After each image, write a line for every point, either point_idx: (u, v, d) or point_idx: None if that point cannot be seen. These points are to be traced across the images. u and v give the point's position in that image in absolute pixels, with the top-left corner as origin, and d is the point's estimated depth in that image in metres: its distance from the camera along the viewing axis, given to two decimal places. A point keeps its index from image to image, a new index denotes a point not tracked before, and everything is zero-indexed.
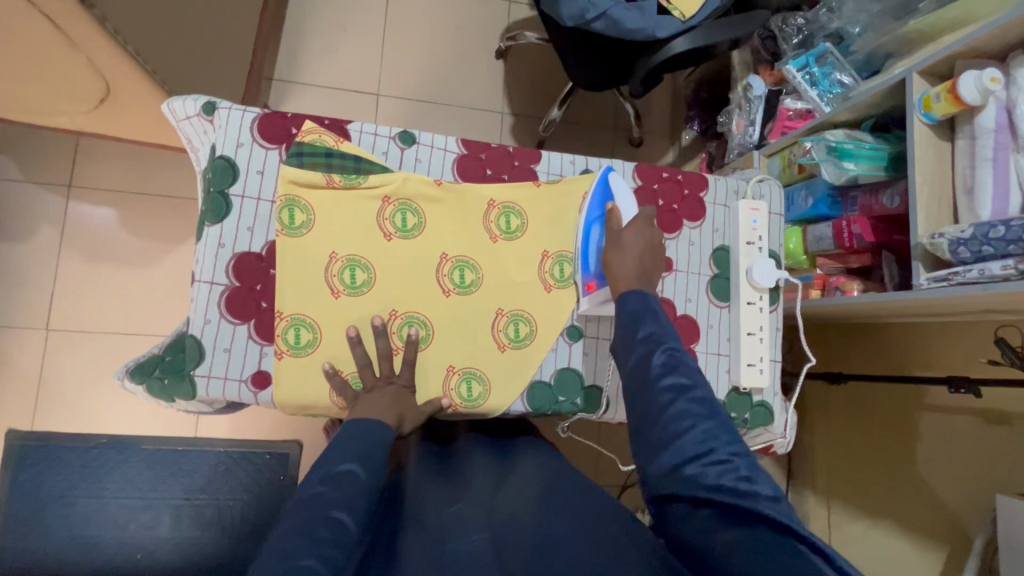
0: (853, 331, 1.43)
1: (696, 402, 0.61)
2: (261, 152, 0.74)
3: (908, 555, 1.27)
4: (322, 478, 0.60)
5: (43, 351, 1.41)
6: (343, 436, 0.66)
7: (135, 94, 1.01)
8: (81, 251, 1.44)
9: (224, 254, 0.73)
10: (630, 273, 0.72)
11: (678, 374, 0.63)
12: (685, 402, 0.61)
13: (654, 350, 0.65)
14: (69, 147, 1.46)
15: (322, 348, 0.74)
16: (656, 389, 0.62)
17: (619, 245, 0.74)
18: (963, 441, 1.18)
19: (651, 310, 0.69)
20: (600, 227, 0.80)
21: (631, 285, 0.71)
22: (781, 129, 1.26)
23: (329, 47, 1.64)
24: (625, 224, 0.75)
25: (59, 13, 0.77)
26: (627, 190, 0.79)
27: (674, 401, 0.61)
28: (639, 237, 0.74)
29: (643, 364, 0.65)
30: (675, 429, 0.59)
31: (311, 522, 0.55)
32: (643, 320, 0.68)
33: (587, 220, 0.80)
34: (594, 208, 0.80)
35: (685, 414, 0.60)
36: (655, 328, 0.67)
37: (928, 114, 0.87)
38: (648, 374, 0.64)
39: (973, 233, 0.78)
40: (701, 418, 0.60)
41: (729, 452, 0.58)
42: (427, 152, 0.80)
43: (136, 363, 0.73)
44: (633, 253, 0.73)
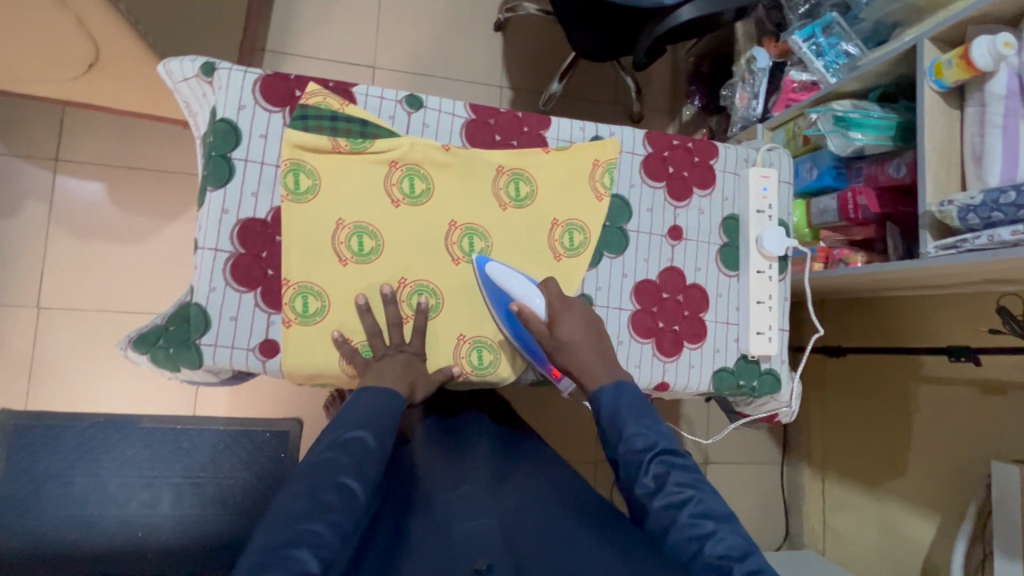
0: (852, 305, 1.44)
1: (696, 517, 0.57)
2: (264, 115, 0.72)
3: (903, 524, 1.31)
4: (331, 443, 0.60)
5: (36, 330, 1.38)
6: (354, 405, 0.66)
7: (126, 58, 0.97)
8: (71, 227, 1.41)
9: (228, 221, 0.71)
10: (592, 361, 0.70)
11: (670, 487, 0.60)
12: (686, 519, 0.58)
13: (643, 463, 0.62)
14: (55, 118, 1.41)
15: (330, 318, 0.73)
16: (653, 511, 0.60)
17: (561, 343, 0.70)
18: (961, 411, 1.20)
19: (634, 412, 0.65)
20: (514, 320, 0.75)
21: (599, 382, 0.68)
22: (785, 101, 1.25)
23: (323, 17, 1.59)
24: (548, 319, 0.72)
25: None
26: (512, 279, 0.74)
27: (673, 520, 0.58)
28: (573, 323, 0.71)
29: (634, 482, 0.62)
30: (683, 554, 0.56)
31: (319, 486, 0.55)
32: (625, 427, 0.65)
33: (509, 325, 0.76)
34: (501, 307, 0.76)
35: (688, 532, 0.57)
36: (642, 433, 0.64)
37: (939, 81, 0.87)
38: (642, 493, 0.61)
39: (984, 200, 0.79)
40: (704, 536, 0.56)
41: (744, 573, 0.54)
42: (434, 117, 0.78)
43: (139, 333, 0.71)
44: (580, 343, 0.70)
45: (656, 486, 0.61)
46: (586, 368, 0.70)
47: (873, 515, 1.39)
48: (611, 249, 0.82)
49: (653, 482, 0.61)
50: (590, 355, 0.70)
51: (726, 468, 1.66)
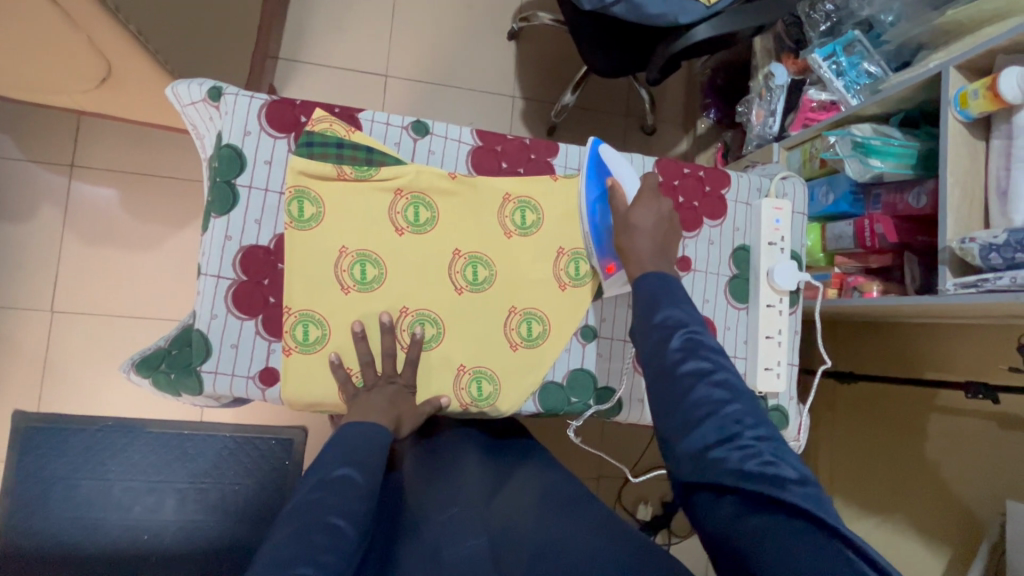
0: (862, 328, 1.42)
1: (718, 383, 0.57)
2: (270, 141, 0.72)
3: (906, 550, 1.29)
4: (318, 483, 0.60)
5: (49, 333, 1.40)
6: (339, 438, 0.66)
7: (138, 75, 0.98)
8: (84, 232, 1.43)
9: (231, 248, 0.70)
10: (645, 255, 0.70)
11: (696, 358, 0.59)
12: (705, 387, 0.57)
13: (673, 334, 0.61)
14: (71, 125, 1.42)
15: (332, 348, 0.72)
16: (676, 377, 0.58)
17: (629, 224, 0.71)
18: (976, 444, 1.16)
19: (670, 297, 0.65)
20: (602, 207, 0.77)
21: (646, 268, 0.68)
22: (803, 120, 1.22)
23: (337, 26, 1.59)
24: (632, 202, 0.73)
25: None
26: (624, 165, 0.78)
27: (692, 385, 0.57)
28: (648, 212, 0.72)
29: (661, 348, 0.61)
30: (694, 413, 0.55)
31: (308, 525, 0.54)
32: (661, 305, 0.64)
33: (590, 207, 0.77)
34: (593, 190, 0.77)
35: (706, 398, 0.56)
36: (673, 315, 0.63)
37: (964, 112, 0.84)
38: (666, 360, 0.60)
39: (1008, 239, 0.76)
40: (722, 400, 0.56)
41: (754, 436, 0.53)
42: (440, 144, 0.77)
43: (141, 356, 0.72)
44: (646, 233, 0.70)
45: (683, 356, 0.59)
46: (638, 257, 0.70)
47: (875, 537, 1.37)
48: None
49: (680, 351, 0.60)
50: (648, 248, 0.70)
51: None
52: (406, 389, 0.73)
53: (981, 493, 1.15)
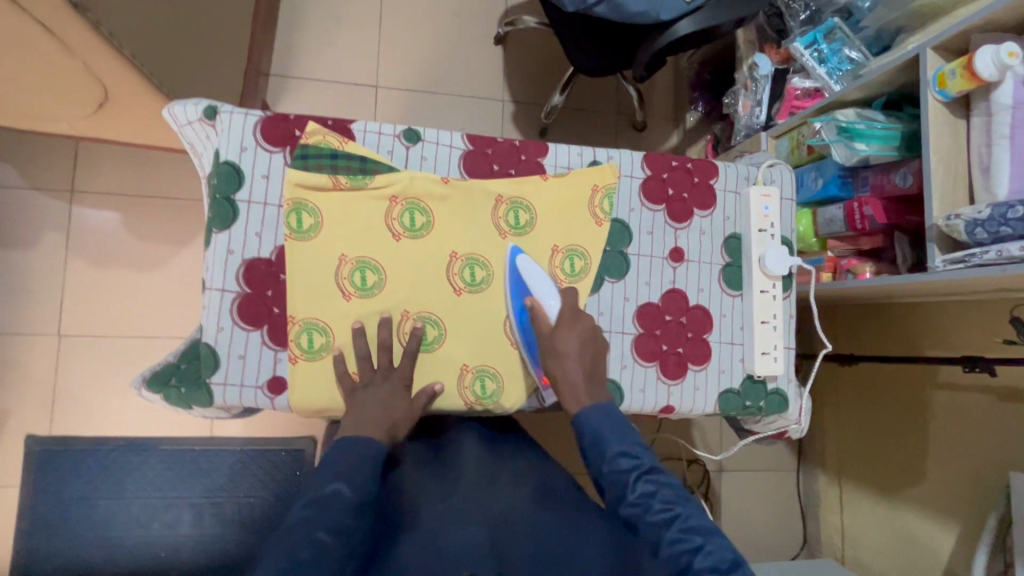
0: (860, 312, 1.43)
1: (681, 531, 0.61)
2: (266, 155, 0.74)
3: (921, 529, 1.30)
4: (308, 501, 0.61)
5: (57, 357, 1.42)
6: (340, 449, 0.67)
7: (134, 100, 1.00)
8: (88, 256, 1.45)
9: (234, 261, 0.72)
10: (578, 384, 0.72)
11: (655, 501, 0.63)
12: (669, 530, 0.61)
13: (629, 482, 0.65)
14: (69, 152, 1.45)
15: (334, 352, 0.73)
16: (642, 525, 0.62)
17: (557, 351, 0.72)
18: (978, 417, 1.18)
19: (620, 433, 0.68)
20: (525, 320, 0.77)
21: (581, 403, 0.71)
22: (788, 108, 1.24)
23: (326, 41, 1.62)
24: (555, 322, 0.74)
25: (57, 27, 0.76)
26: (540, 275, 0.76)
27: (658, 538, 0.61)
28: (572, 337, 0.73)
29: (622, 498, 0.65)
30: (669, 558, 0.60)
31: (295, 545, 0.57)
32: (609, 449, 0.67)
33: (518, 319, 0.77)
34: (516, 300, 0.77)
35: (676, 546, 0.60)
36: (627, 452, 0.67)
37: (944, 91, 0.85)
38: (629, 510, 0.64)
39: (991, 214, 0.77)
40: (690, 546, 0.60)
41: (730, 574, 0.58)
42: (433, 150, 0.79)
43: (152, 372, 0.74)
44: (575, 359, 0.72)
45: (641, 503, 0.63)
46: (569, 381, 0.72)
47: (891, 519, 1.38)
48: (612, 273, 0.82)
49: (638, 500, 0.64)
50: (579, 372, 0.72)
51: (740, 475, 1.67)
52: (401, 383, 0.73)
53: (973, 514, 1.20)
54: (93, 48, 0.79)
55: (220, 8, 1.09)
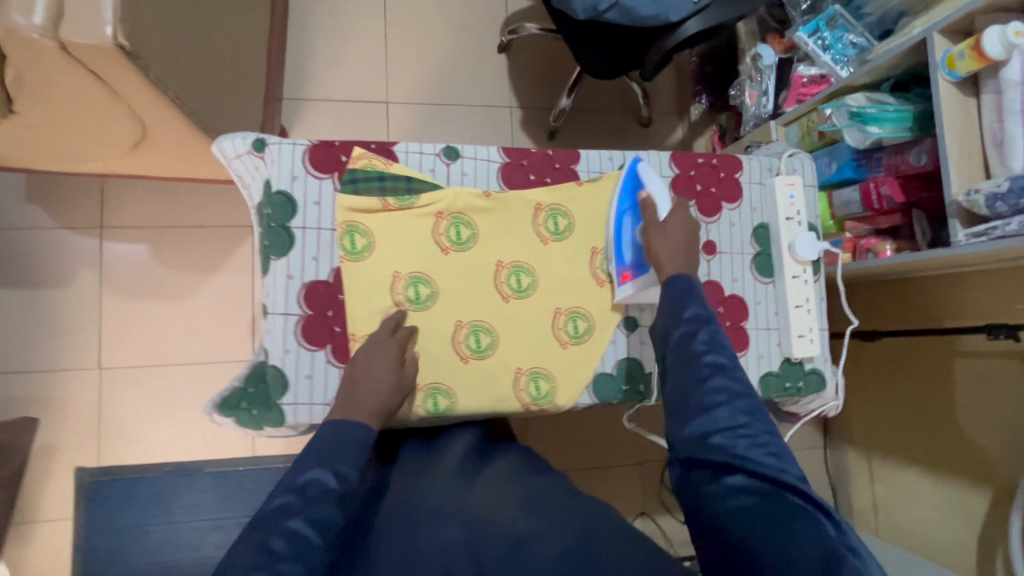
0: (880, 287, 1.47)
1: (732, 378, 0.65)
2: (316, 182, 0.77)
3: (954, 496, 1.33)
4: (290, 488, 0.61)
5: (99, 391, 1.45)
6: (322, 438, 0.66)
7: (170, 137, 1.03)
8: (122, 289, 1.48)
9: (294, 286, 0.76)
10: (673, 260, 0.76)
11: (717, 352, 0.67)
12: (722, 379, 0.65)
13: (697, 328, 0.69)
14: (96, 190, 1.49)
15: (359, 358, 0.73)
16: (697, 365, 0.66)
17: (658, 230, 0.78)
18: (1001, 383, 1.21)
19: (697, 290, 0.73)
20: (632, 217, 0.83)
21: (675, 269, 0.74)
22: (796, 96, 1.27)
23: (335, 62, 1.65)
24: (664, 217, 0.79)
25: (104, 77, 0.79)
26: (657, 179, 0.82)
27: (710, 375, 0.66)
28: (679, 225, 0.78)
29: (687, 338, 0.69)
30: (711, 401, 0.63)
31: (269, 533, 0.57)
32: (687, 302, 0.72)
33: (618, 217, 0.83)
34: (624, 200, 0.83)
35: (720, 388, 0.64)
36: (697, 312, 0.71)
37: (952, 72, 0.89)
38: (691, 350, 0.68)
39: (1010, 187, 0.81)
40: (733, 393, 0.64)
41: (758, 429, 0.62)
42: (472, 165, 0.82)
43: (221, 397, 0.77)
44: (674, 240, 0.77)
45: (706, 349, 0.68)
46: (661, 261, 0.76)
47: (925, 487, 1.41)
48: None
49: (703, 344, 0.68)
50: (676, 250, 0.75)
51: None
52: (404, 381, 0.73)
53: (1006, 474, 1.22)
54: (141, 92, 0.83)
55: (242, 40, 1.12)
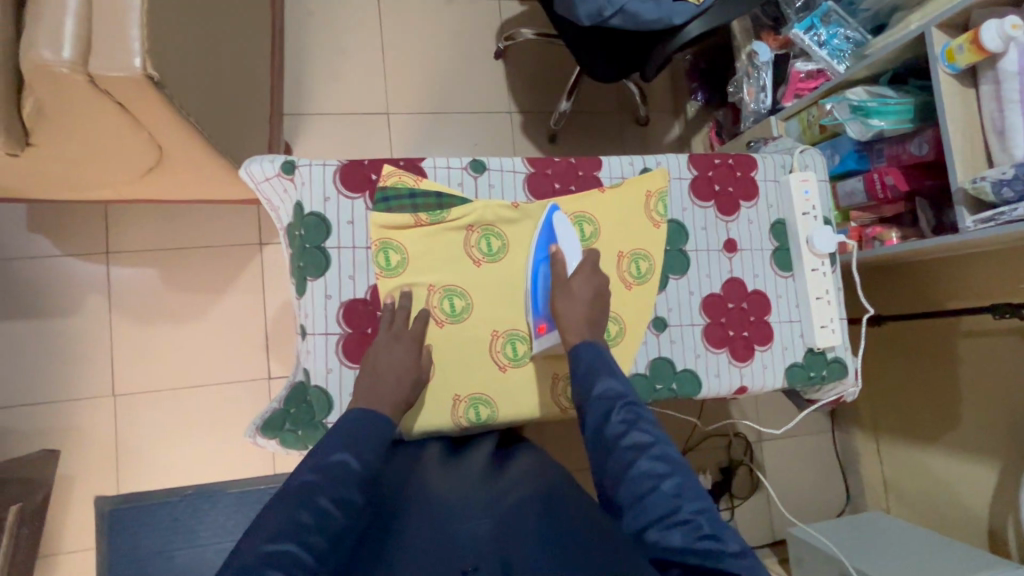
0: (883, 272, 1.51)
1: (656, 459, 0.61)
2: (348, 202, 0.78)
3: (965, 471, 1.37)
4: (317, 465, 0.60)
5: (114, 418, 1.44)
6: (351, 420, 0.66)
7: (185, 161, 1.03)
8: (132, 314, 1.47)
9: (333, 305, 0.77)
10: (579, 323, 0.75)
11: (637, 429, 0.64)
12: (645, 461, 0.62)
13: (614, 408, 0.66)
14: (100, 216, 1.47)
15: (392, 359, 0.73)
16: (617, 451, 0.63)
17: (568, 289, 0.77)
18: (1006, 358, 1.25)
19: (605, 368, 0.70)
20: (545, 268, 0.81)
21: (583, 338, 0.74)
22: (795, 91, 1.31)
23: (333, 75, 1.65)
24: (572, 274, 0.79)
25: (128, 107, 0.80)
26: (571, 235, 0.83)
27: (633, 459, 0.62)
28: (588, 285, 0.78)
29: (602, 422, 0.65)
30: (636, 490, 0.60)
31: (296, 505, 0.57)
32: (598, 379, 0.69)
33: (536, 261, 0.81)
34: (539, 250, 0.81)
35: (646, 472, 0.61)
36: (611, 386, 0.68)
37: (952, 65, 0.92)
38: (609, 435, 0.64)
39: (1016, 174, 0.84)
40: (660, 475, 0.61)
41: (693, 509, 0.58)
42: (498, 177, 0.84)
43: (262, 419, 0.78)
44: (582, 301, 0.76)
45: (624, 429, 0.64)
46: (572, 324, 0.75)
47: (935, 464, 1.45)
48: (675, 271, 0.88)
49: (621, 425, 0.65)
50: (583, 315, 0.75)
51: (781, 444, 1.73)
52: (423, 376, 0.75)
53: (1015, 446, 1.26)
54: (162, 119, 0.83)
55: (248, 61, 1.12)
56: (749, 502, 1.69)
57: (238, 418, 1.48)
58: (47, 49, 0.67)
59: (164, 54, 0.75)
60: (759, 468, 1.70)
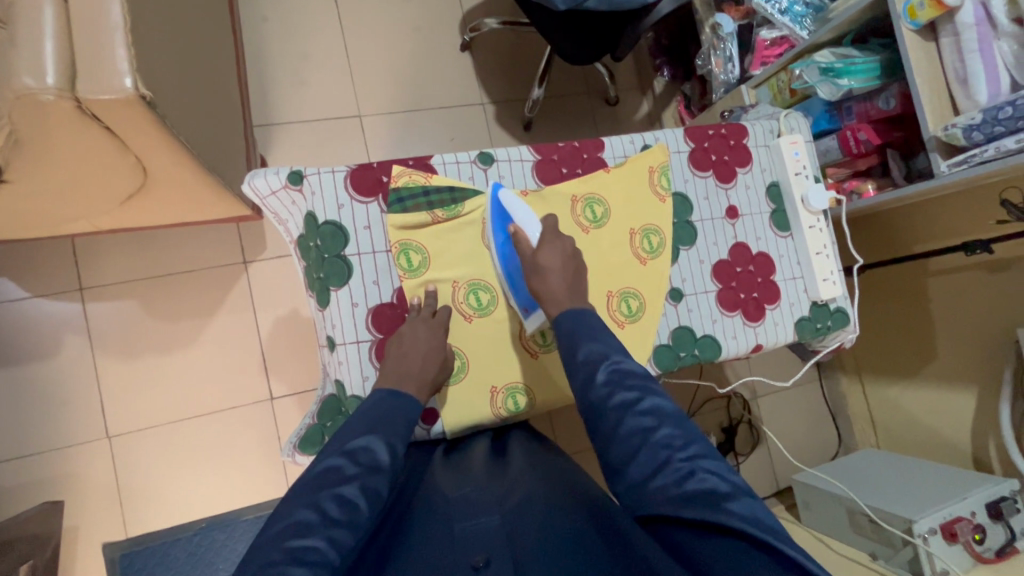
0: (856, 223, 1.59)
1: (643, 414, 0.59)
2: (362, 208, 0.78)
3: (947, 400, 1.46)
4: (342, 450, 0.61)
5: (113, 460, 1.37)
6: (374, 404, 0.67)
7: (167, 184, 0.98)
8: (117, 350, 1.40)
9: (361, 312, 0.78)
10: (559, 293, 0.73)
11: (623, 389, 0.62)
12: (633, 419, 0.60)
13: (596, 371, 0.64)
14: (69, 252, 1.40)
15: (433, 354, 0.74)
16: (605, 413, 0.61)
17: (538, 267, 0.74)
18: (972, 290, 1.35)
19: (589, 329, 0.68)
20: (510, 249, 0.79)
21: (563, 308, 0.71)
22: (761, 59, 1.35)
23: (298, 81, 1.60)
24: (536, 245, 0.76)
25: (115, 135, 0.75)
26: (521, 206, 0.79)
27: (622, 419, 0.60)
28: (554, 252, 0.75)
29: (588, 385, 0.64)
30: (629, 449, 0.58)
31: (320, 499, 0.55)
32: (579, 342, 0.67)
33: (498, 244, 0.79)
34: (498, 233, 0.79)
35: (635, 429, 0.59)
36: (593, 348, 0.66)
37: (914, 22, 0.98)
38: (597, 399, 0.62)
39: (984, 118, 0.90)
40: (650, 429, 0.59)
41: (687, 458, 0.56)
42: (507, 167, 0.85)
43: (299, 437, 0.78)
44: (555, 273, 0.74)
45: (609, 390, 0.62)
46: (552, 295, 0.73)
47: (919, 397, 1.54)
48: (684, 242, 0.91)
49: (606, 385, 0.63)
50: (559, 284, 0.73)
51: (775, 398, 1.81)
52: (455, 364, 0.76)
53: (989, 370, 1.35)
54: (151, 141, 0.79)
55: (218, 72, 1.07)
56: (752, 457, 1.77)
57: (244, 444, 1.44)
58: (28, 76, 0.63)
59: (151, 73, 0.72)
60: (757, 423, 1.78)
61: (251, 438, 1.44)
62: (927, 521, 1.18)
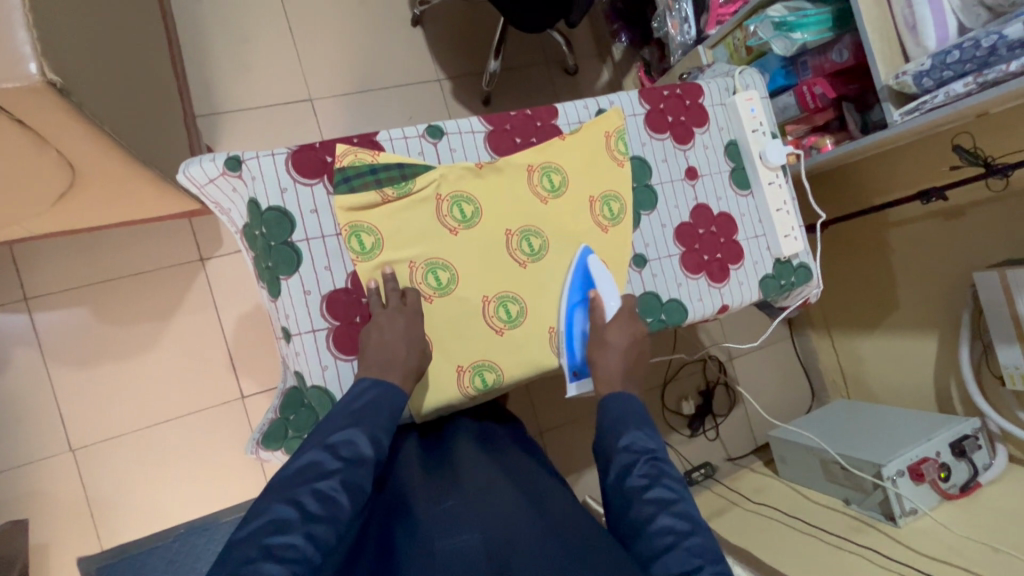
0: (818, 180, 1.59)
1: (677, 515, 0.60)
2: (307, 190, 0.75)
3: (910, 348, 1.50)
4: (324, 445, 0.60)
5: (80, 474, 1.32)
6: (358, 396, 0.66)
7: (101, 180, 0.92)
8: (72, 360, 1.34)
9: (314, 300, 0.74)
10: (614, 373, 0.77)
11: (661, 486, 0.63)
12: (667, 516, 0.59)
13: (636, 462, 0.65)
14: (9, 260, 1.32)
15: (415, 342, 0.72)
16: (638, 503, 0.61)
17: (605, 343, 0.78)
18: (929, 239, 1.38)
19: (632, 421, 0.70)
20: (581, 311, 0.83)
21: (615, 388, 0.75)
22: (716, 18, 1.34)
23: (241, 66, 1.53)
24: (611, 318, 0.80)
25: (29, 128, 0.70)
26: (607, 277, 0.83)
27: (654, 513, 0.60)
28: (623, 330, 0.79)
29: (626, 473, 0.65)
30: (657, 543, 0.57)
31: (298, 493, 0.55)
32: (627, 430, 0.69)
33: (570, 306, 0.82)
34: (575, 292, 0.83)
35: (666, 526, 0.58)
36: (638, 439, 0.68)
37: None
38: (632, 487, 0.63)
39: (933, 63, 0.90)
40: (682, 532, 0.58)
41: (714, 571, 0.55)
42: (458, 140, 0.82)
43: (262, 433, 0.75)
44: (616, 350, 0.78)
45: (647, 483, 0.63)
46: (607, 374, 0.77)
47: (884, 346, 1.59)
48: (645, 207, 0.89)
49: (643, 478, 0.63)
50: (619, 364, 0.77)
51: (749, 359, 1.84)
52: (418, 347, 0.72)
53: (949, 314, 1.38)
54: (71, 132, 0.74)
55: (145, 58, 1.01)
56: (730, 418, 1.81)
57: (217, 444, 1.40)
58: None
59: (61, 58, 0.66)
60: (734, 384, 1.81)
61: (224, 439, 1.41)
62: (896, 464, 1.22)
